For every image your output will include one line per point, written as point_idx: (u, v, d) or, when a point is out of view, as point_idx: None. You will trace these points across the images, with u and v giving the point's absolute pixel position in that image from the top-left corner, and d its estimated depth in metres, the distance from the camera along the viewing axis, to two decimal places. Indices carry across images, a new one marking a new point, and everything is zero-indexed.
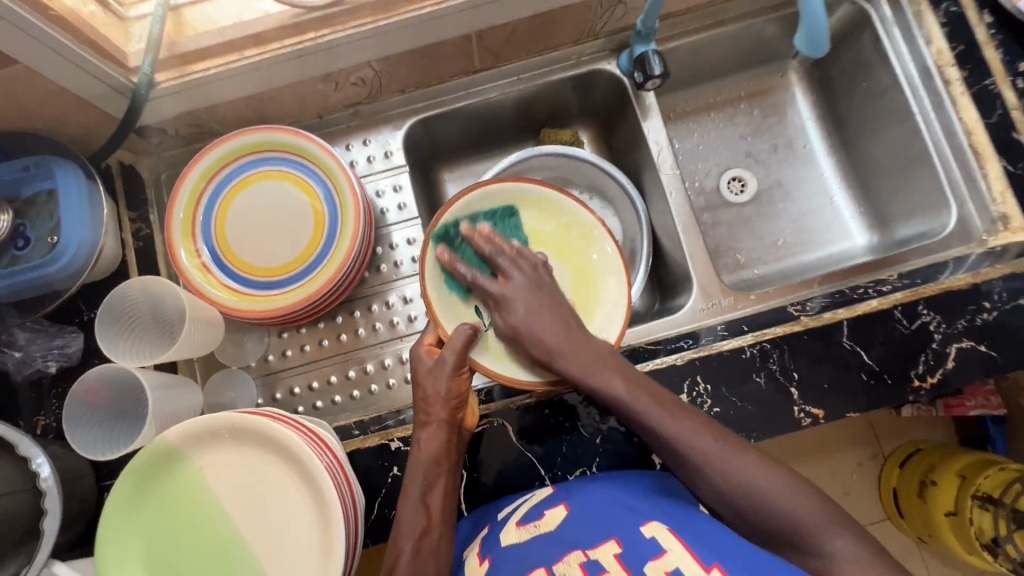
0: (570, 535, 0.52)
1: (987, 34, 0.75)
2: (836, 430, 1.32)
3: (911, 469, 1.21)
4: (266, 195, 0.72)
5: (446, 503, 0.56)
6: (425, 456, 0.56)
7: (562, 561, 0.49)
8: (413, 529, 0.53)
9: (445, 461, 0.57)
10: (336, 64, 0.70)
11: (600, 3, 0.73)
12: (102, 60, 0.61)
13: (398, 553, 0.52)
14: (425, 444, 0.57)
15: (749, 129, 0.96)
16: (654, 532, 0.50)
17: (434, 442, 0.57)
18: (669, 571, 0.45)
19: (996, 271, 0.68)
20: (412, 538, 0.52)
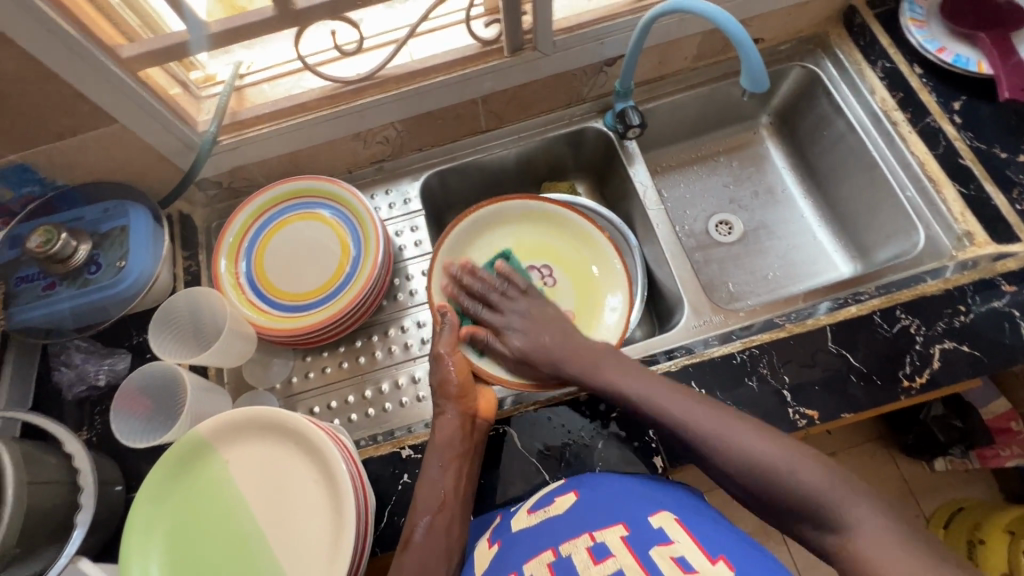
0: (577, 517, 0.53)
1: (921, 82, 0.86)
2: (870, 487, 1.27)
3: (958, 527, 1.16)
4: (302, 232, 0.83)
5: (460, 485, 0.63)
6: (441, 439, 0.65)
7: (571, 542, 0.49)
8: (429, 505, 0.61)
9: (456, 447, 0.65)
10: (365, 125, 0.84)
11: (584, 73, 0.87)
12: (180, 122, 0.76)
13: (414, 527, 0.59)
14: (441, 429, 0.66)
15: (730, 179, 1.07)
16: (663, 522, 0.50)
17: (448, 427, 0.66)
18: (675, 556, 0.44)
19: (965, 278, 0.73)
20: (429, 513, 0.60)
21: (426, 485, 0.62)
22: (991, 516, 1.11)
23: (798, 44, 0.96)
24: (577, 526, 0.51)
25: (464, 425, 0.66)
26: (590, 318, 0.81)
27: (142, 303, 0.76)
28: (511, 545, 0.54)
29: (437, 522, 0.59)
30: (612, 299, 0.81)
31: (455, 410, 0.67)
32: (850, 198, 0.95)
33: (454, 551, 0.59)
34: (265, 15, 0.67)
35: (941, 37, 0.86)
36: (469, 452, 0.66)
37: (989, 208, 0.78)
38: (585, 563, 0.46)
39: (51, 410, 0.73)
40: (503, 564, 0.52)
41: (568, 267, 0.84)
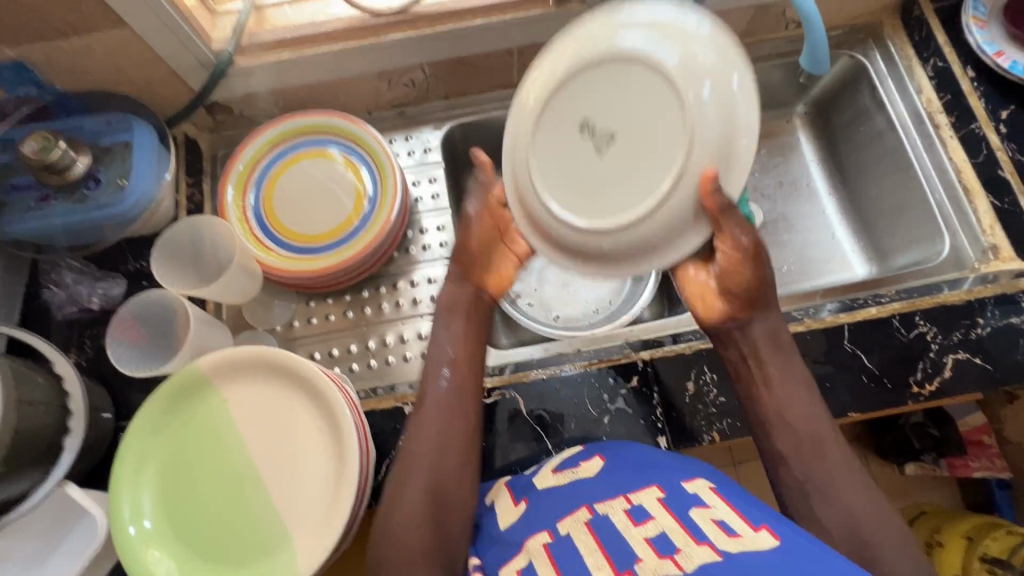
0: (608, 479, 0.53)
1: (971, 86, 0.83)
2: None
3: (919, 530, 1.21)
4: (316, 170, 0.79)
5: (468, 359, 0.63)
6: (451, 313, 0.65)
7: (607, 503, 0.49)
8: (440, 371, 0.62)
9: (463, 312, 0.65)
10: (392, 64, 0.79)
11: None
12: (196, 36, 0.70)
13: (426, 395, 0.61)
14: (451, 299, 0.66)
15: (756, 166, 1.04)
16: (699, 489, 0.49)
17: (462, 294, 0.66)
18: (715, 519, 0.45)
19: (988, 292, 0.73)
20: (443, 370, 0.62)
21: (435, 346, 0.64)
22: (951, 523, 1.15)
23: (849, 31, 0.92)
24: (611, 489, 0.51)
25: (473, 297, 0.66)
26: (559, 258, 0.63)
27: (142, 228, 0.72)
28: (538, 502, 0.53)
29: (454, 378, 0.62)
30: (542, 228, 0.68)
31: (464, 283, 0.67)
32: (877, 199, 0.93)
33: (473, 404, 0.61)
34: None
35: (1000, 41, 0.82)
36: (477, 317, 0.66)
37: (1019, 223, 0.77)
38: (625, 524, 0.46)
39: (40, 329, 0.69)
40: (534, 520, 0.51)
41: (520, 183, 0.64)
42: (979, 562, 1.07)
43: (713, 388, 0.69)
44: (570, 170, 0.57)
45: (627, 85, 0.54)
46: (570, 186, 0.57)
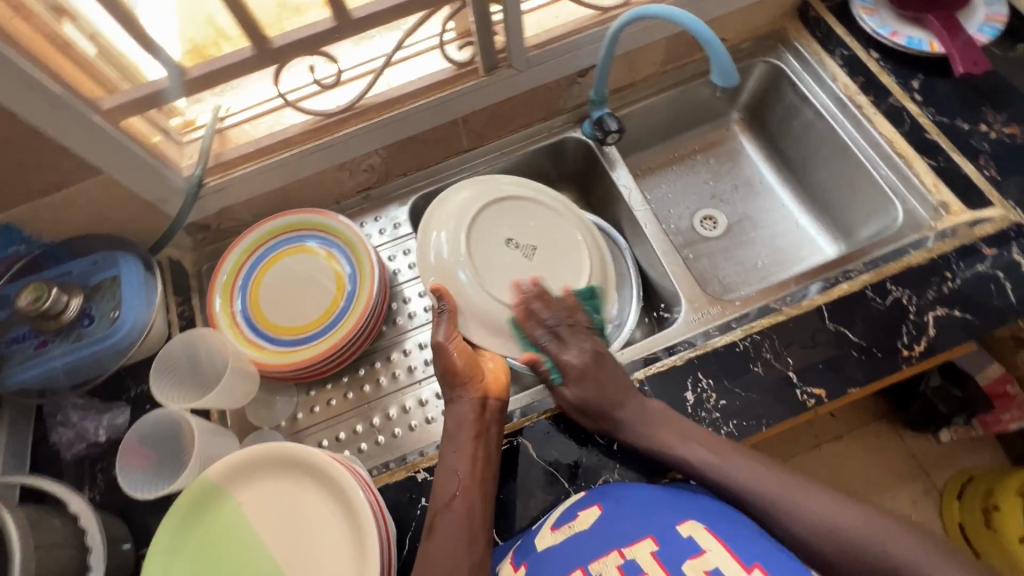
0: (605, 532, 0.53)
1: (879, 65, 0.90)
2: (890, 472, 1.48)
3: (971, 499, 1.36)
4: (296, 265, 0.83)
5: (475, 467, 0.62)
6: (451, 426, 0.66)
7: (601, 561, 0.50)
8: (445, 492, 0.61)
9: (468, 430, 0.64)
10: (350, 155, 0.86)
11: (559, 86, 0.90)
12: (165, 168, 0.76)
13: (435, 513, 0.60)
14: (452, 416, 0.67)
15: (709, 175, 1.10)
16: (691, 531, 0.51)
17: (467, 413, 0.66)
18: (709, 571, 0.46)
19: (947, 246, 0.76)
20: (450, 500, 0.60)
21: (445, 472, 0.63)
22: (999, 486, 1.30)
23: (759, 40, 1.00)
24: (605, 543, 0.52)
25: (474, 409, 0.66)
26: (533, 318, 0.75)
27: (137, 353, 0.75)
28: (536, 565, 0.54)
29: (456, 505, 0.60)
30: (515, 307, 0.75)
31: (465, 398, 0.67)
32: (828, 182, 0.98)
33: (479, 533, 0.58)
34: (246, 56, 0.70)
35: (892, 22, 0.90)
36: (484, 432, 0.65)
37: (960, 178, 0.81)
38: None
39: (52, 471, 0.71)
40: None
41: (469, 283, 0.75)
42: None
43: (712, 393, 0.71)
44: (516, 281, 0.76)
45: (510, 217, 0.80)
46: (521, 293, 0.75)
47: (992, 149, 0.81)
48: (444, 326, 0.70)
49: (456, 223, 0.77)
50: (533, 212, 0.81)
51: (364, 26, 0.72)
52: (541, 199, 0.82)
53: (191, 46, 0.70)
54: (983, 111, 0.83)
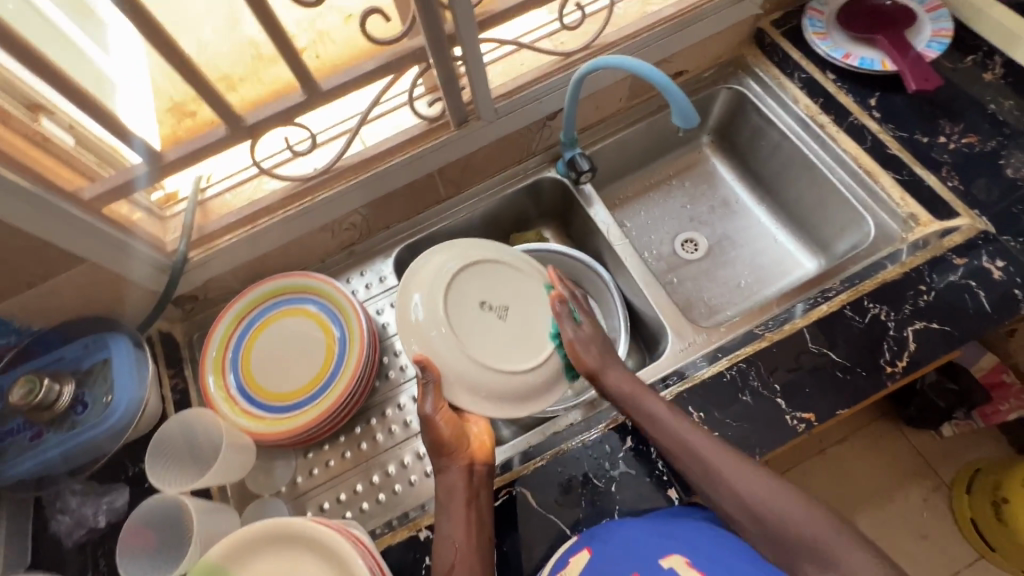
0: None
1: (836, 86, 0.93)
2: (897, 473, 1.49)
3: (980, 491, 1.36)
4: (285, 330, 0.84)
5: (471, 533, 0.63)
6: (442, 495, 0.66)
7: None
8: (443, 562, 0.61)
9: (460, 496, 0.65)
10: (331, 216, 0.88)
11: (530, 131, 0.93)
12: (149, 248, 0.77)
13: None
14: (441, 486, 0.67)
15: (686, 199, 1.12)
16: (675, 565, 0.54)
17: (460, 482, 0.66)
18: None
19: (919, 259, 0.77)
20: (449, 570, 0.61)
21: (440, 542, 0.63)
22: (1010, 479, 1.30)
23: (719, 68, 1.03)
24: None
25: (462, 475, 0.67)
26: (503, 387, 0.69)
27: (132, 433, 0.76)
28: None
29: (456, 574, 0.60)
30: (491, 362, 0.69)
31: (453, 466, 0.68)
32: (800, 199, 1.00)
33: None
34: (219, 135, 0.72)
35: (844, 44, 0.94)
36: (476, 497, 0.66)
37: (925, 190, 0.83)
38: None
39: (52, 561, 0.70)
40: None
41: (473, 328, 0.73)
42: None
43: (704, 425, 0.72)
44: (494, 342, 0.71)
45: (484, 277, 0.74)
46: (509, 353, 0.71)
47: (953, 160, 0.83)
48: (430, 399, 0.67)
49: (431, 288, 0.71)
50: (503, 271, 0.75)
51: (332, 96, 0.75)
52: (506, 256, 0.77)
53: (171, 106, 0.74)
54: (940, 123, 0.86)
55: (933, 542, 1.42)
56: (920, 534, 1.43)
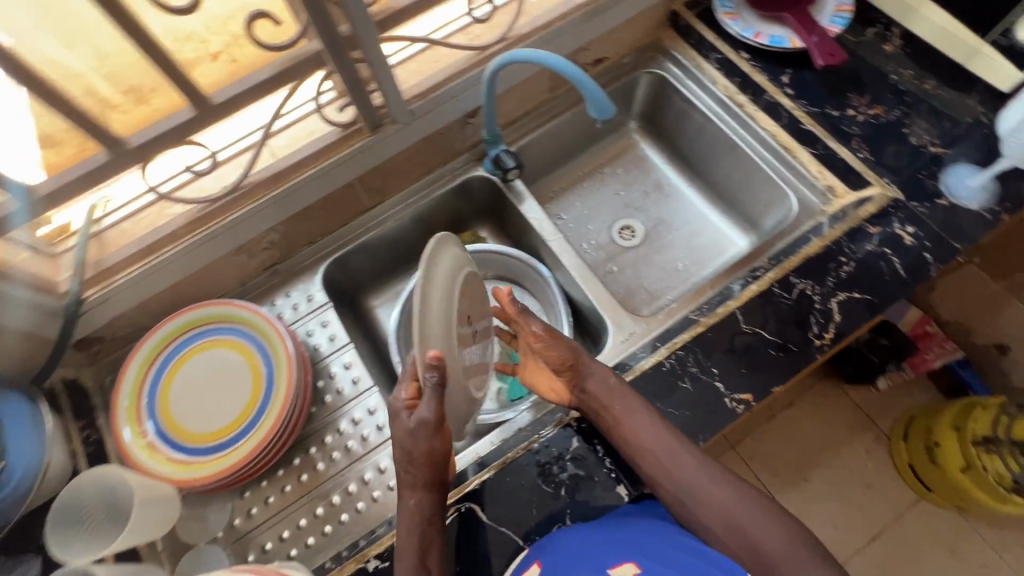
0: None
1: (750, 65, 0.94)
2: (842, 428, 1.56)
3: (915, 438, 1.46)
4: (205, 365, 0.78)
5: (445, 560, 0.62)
6: (406, 521, 0.63)
7: None
8: None
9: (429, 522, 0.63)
10: (245, 238, 0.82)
11: (451, 131, 0.90)
12: (35, 292, 0.70)
13: None
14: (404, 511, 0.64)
15: (620, 186, 1.12)
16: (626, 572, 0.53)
17: (423, 505, 0.63)
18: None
19: (838, 231, 0.80)
20: None
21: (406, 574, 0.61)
22: (937, 421, 1.39)
23: (639, 53, 1.02)
24: None
25: (429, 495, 0.64)
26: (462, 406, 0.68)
27: (34, 498, 0.69)
28: None
29: None
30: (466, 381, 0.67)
31: (417, 487, 0.64)
32: (726, 178, 1.02)
33: None
34: (98, 161, 0.65)
35: (755, 23, 0.95)
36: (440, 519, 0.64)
37: (839, 162, 0.85)
38: None
39: None
40: None
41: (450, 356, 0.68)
42: (975, 447, 1.29)
43: None
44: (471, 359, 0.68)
45: (471, 283, 0.68)
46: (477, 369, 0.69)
47: (862, 132, 0.86)
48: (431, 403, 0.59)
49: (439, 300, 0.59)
50: (481, 278, 0.71)
51: (226, 108, 0.69)
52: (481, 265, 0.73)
53: (49, 127, 0.62)
54: (849, 96, 0.88)
55: (878, 490, 1.50)
56: (865, 484, 1.51)
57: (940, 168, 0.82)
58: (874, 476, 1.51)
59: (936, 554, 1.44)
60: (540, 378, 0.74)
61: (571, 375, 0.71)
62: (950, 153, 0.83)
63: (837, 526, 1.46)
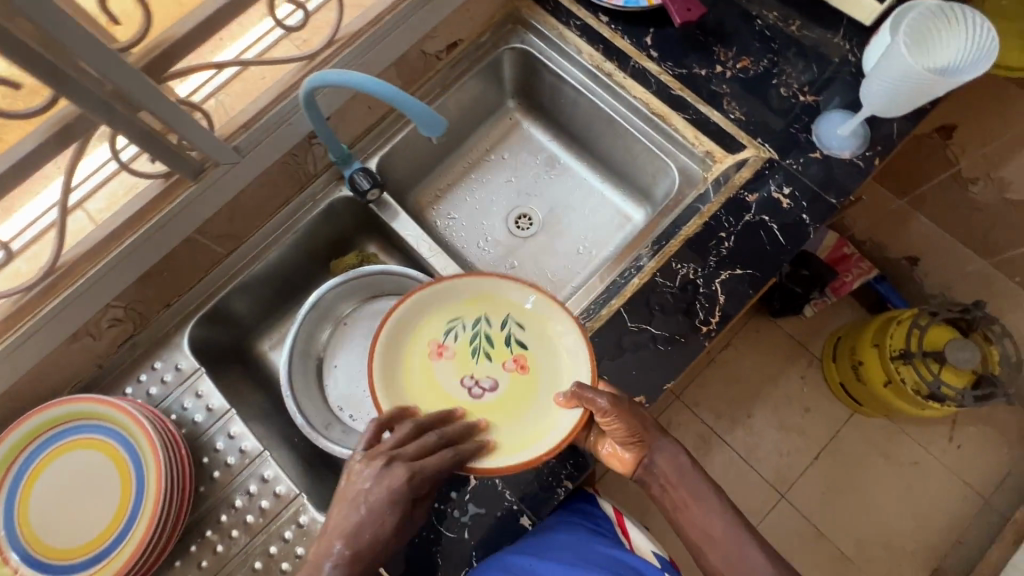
0: None
1: (611, 29, 0.87)
2: (777, 360, 1.61)
3: (842, 359, 1.51)
4: (63, 472, 0.70)
5: None
6: None
7: None
8: None
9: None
10: (77, 323, 0.72)
11: (294, 157, 0.81)
12: None
13: None
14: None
15: (509, 172, 1.04)
16: None
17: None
18: None
19: (716, 205, 0.76)
20: None
21: None
22: (859, 340, 1.42)
23: (497, 28, 0.93)
24: None
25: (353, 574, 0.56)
26: (404, 365, 0.68)
27: None
28: None
29: None
30: (436, 370, 0.68)
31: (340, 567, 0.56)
32: (611, 151, 0.96)
33: None
34: None
35: None
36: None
37: (712, 125, 0.81)
38: None
39: None
40: None
41: (467, 367, 0.69)
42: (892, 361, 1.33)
43: None
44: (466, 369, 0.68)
45: (533, 363, 0.68)
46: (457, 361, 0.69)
47: (731, 90, 0.81)
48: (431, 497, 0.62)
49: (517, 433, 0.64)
50: (540, 335, 0.69)
51: None
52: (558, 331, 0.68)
53: None
54: (715, 51, 0.83)
55: (816, 412, 1.57)
56: (804, 409, 1.57)
57: (812, 118, 0.78)
58: (811, 401, 1.57)
59: (873, 462, 1.52)
60: (607, 446, 0.67)
61: (641, 448, 0.65)
62: (820, 100, 0.79)
63: (782, 454, 1.53)
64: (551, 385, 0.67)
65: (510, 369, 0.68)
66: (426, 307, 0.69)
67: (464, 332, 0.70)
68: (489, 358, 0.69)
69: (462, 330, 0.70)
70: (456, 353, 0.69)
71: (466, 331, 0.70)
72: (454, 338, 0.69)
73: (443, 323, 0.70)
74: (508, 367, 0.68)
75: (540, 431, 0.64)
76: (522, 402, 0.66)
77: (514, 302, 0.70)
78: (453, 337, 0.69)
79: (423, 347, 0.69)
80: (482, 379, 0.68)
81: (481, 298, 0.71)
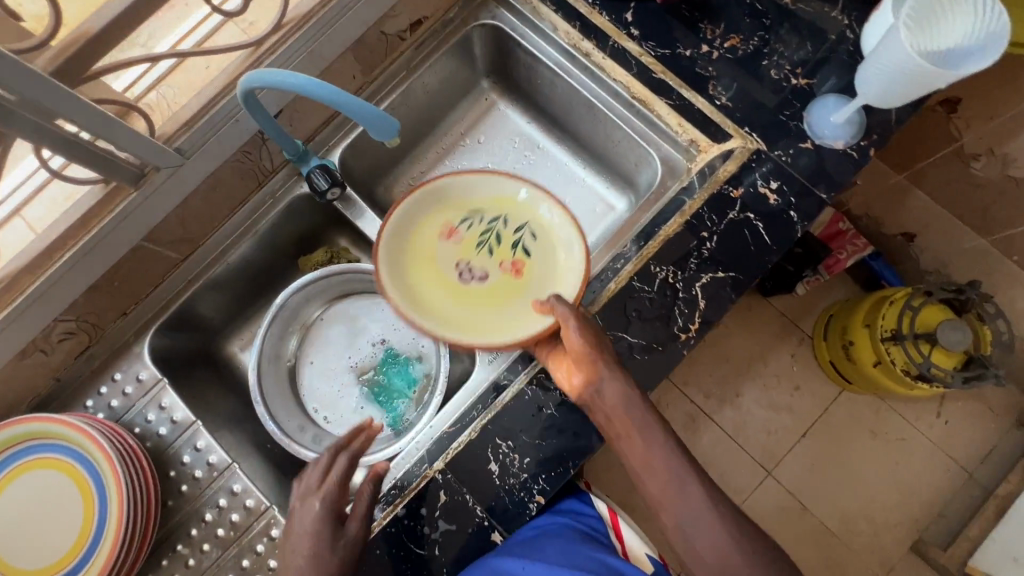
0: None
1: (588, 5, 0.80)
2: (768, 339, 1.58)
3: (834, 338, 1.48)
4: (24, 493, 0.68)
5: None
6: None
7: None
8: None
9: None
10: (21, 342, 0.68)
11: (247, 154, 0.76)
12: None
13: None
14: None
15: (486, 156, 0.96)
16: None
17: None
18: None
19: (699, 201, 0.71)
20: None
21: None
22: (851, 320, 1.39)
23: (466, 2, 0.85)
24: None
25: None
26: (416, 234, 0.70)
27: None
28: None
29: None
30: (442, 246, 0.71)
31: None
32: (592, 134, 0.88)
33: None
34: None
35: None
36: None
37: (696, 113, 0.75)
38: None
39: None
40: None
41: (475, 251, 0.71)
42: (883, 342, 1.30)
43: (515, 453, 0.68)
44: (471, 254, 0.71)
45: (531, 274, 0.70)
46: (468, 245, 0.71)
47: (718, 73, 0.75)
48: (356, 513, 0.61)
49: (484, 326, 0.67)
50: (547, 251, 0.70)
51: None
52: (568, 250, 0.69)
53: None
54: (700, 28, 0.76)
55: (806, 391, 1.55)
56: (793, 387, 1.56)
57: (805, 104, 0.72)
58: (801, 379, 1.56)
59: (860, 439, 1.52)
60: (564, 363, 0.66)
61: (589, 371, 0.62)
62: (814, 83, 0.73)
63: (769, 433, 1.53)
64: (539, 290, 0.69)
65: (506, 269, 0.70)
66: (450, 191, 0.71)
67: (480, 224, 0.71)
68: (495, 250, 0.71)
69: (486, 215, 0.71)
70: (470, 233, 0.72)
71: (484, 217, 0.72)
72: (472, 223, 0.71)
73: (465, 210, 0.72)
74: (509, 264, 0.70)
75: (513, 328, 0.67)
76: (507, 294, 0.69)
77: (543, 208, 0.71)
78: (468, 222, 0.72)
79: (436, 226, 0.71)
80: (476, 267, 0.71)
81: (515, 194, 0.72)
